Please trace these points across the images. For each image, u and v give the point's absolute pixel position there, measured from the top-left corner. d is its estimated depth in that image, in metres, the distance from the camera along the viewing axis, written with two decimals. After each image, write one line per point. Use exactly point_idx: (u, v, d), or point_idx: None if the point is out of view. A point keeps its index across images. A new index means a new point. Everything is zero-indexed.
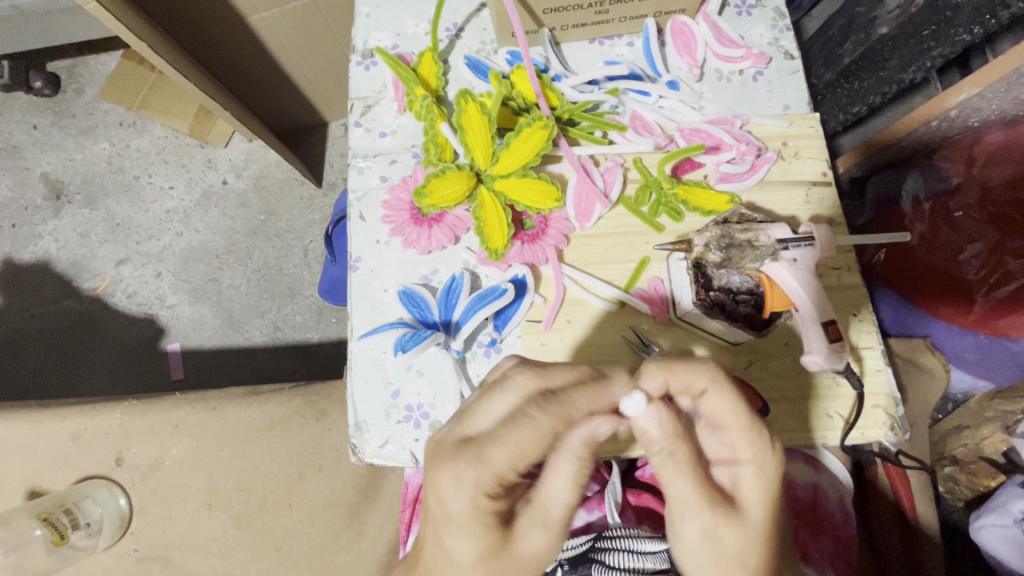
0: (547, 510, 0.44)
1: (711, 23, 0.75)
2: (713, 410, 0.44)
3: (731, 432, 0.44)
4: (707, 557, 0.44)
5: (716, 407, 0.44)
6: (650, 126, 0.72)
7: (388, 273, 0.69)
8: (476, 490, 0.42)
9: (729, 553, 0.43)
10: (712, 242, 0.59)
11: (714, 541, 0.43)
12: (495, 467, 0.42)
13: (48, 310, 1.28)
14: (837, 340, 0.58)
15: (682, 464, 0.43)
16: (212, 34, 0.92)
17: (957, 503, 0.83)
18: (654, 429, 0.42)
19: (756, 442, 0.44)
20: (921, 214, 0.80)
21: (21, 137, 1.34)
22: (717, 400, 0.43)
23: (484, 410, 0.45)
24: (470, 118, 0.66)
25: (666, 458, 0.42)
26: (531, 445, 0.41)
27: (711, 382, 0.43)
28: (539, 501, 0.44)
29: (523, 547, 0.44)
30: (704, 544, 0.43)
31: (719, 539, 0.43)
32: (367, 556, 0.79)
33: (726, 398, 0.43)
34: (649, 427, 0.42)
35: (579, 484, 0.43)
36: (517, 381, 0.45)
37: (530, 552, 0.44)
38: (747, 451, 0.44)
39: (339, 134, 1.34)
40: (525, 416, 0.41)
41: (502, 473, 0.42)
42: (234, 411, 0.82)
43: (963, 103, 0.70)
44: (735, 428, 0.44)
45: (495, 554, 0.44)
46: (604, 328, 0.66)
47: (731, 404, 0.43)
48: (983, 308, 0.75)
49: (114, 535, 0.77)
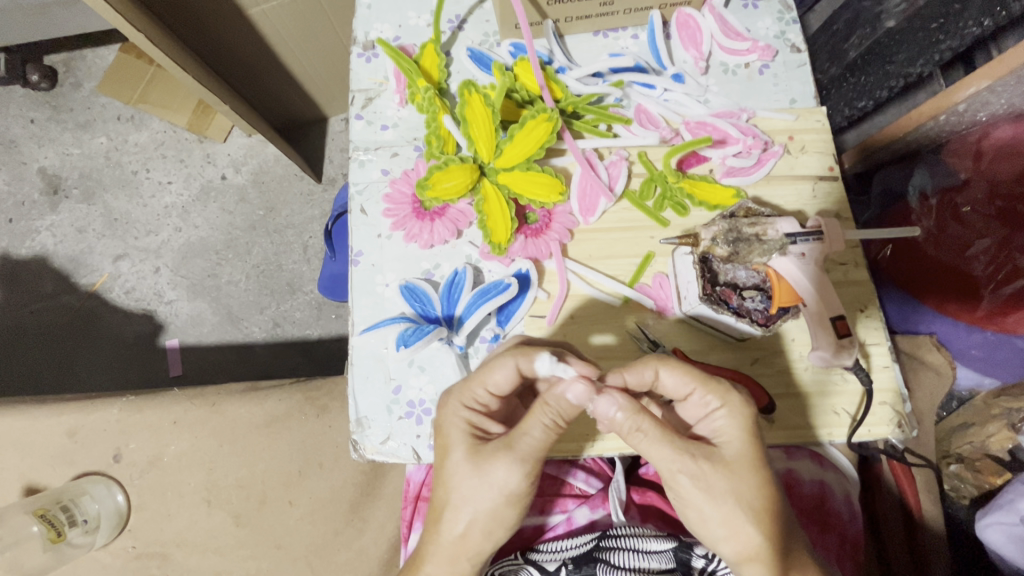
0: (518, 443, 0.49)
1: (717, 14, 0.74)
2: (672, 385, 0.52)
3: (694, 394, 0.51)
4: (703, 498, 0.48)
5: (673, 381, 0.51)
6: (655, 119, 0.71)
7: (389, 268, 0.68)
8: (458, 403, 0.53)
9: (720, 488, 0.48)
10: (718, 236, 0.56)
11: (703, 482, 0.48)
12: (467, 388, 0.52)
13: (46, 305, 1.27)
14: (845, 335, 0.58)
15: (650, 431, 0.48)
16: (210, 27, 0.90)
17: (962, 501, 0.81)
18: (616, 412, 0.48)
19: (717, 390, 0.51)
20: (928, 209, 0.78)
21: (18, 132, 1.33)
22: (672, 376, 0.51)
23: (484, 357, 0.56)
24: (473, 109, 0.66)
25: (638, 433, 0.48)
26: (501, 373, 0.51)
27: (658, 364, 0.51)
28: (512, 432, 0.50)
29: (489, 466, 0.49)
30: (697, 488, 0.48)
31: (706, 480, 0.48)
32: (368, 554, 0.78)
33: (678, 370, 0.51)
34: (612, 412, 0.48)
35: (547, 422, 0.48)
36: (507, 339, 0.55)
37: (492, 475, 0.49)
38: (713, 401, 0.51)
39: (339, 129, 1.33)
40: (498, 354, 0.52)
41: (477, 393, 0.53)
42: (233, 407, 0.81)
43: (972, 97, 0.70)
44: (695, 387, 0.51)
45: (465, 466, 0.50)
46: (608, 323, 0.65)
47: (682, 373, 0.51)
48: (991, 304, 0.74)
49: (111, 532, 0.77)
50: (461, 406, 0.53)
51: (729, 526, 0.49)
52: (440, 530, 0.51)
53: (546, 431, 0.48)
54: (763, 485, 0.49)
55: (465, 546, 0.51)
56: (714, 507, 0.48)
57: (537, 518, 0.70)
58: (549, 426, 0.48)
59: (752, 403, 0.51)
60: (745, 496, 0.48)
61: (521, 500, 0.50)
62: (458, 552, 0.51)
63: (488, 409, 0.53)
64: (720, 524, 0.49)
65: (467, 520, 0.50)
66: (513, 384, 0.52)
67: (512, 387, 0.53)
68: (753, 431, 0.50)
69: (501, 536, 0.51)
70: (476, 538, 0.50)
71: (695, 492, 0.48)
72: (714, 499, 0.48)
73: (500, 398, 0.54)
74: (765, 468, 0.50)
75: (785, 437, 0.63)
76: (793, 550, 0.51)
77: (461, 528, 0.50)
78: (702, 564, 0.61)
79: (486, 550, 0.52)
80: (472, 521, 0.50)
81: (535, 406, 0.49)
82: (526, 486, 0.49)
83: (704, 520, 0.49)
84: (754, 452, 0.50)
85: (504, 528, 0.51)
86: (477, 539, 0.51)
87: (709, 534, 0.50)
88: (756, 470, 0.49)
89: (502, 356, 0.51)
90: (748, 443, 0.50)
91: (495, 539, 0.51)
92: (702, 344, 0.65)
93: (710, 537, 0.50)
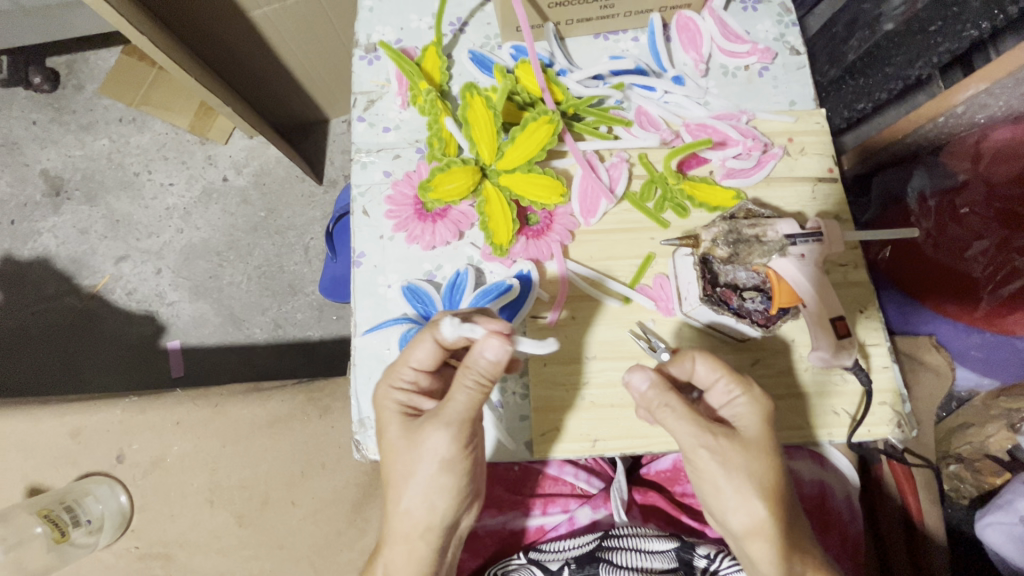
0: (445, 411, 0.51)
1: (716, 17, 0.75)
2: (702, 371, 0.52)
3: (720, 381, 0.52)
4: (720, 472, 0.50)
5: (705, 369, 0.52)
6: (655, 121, 0.71)
7: (392, 269, 0.69)
8: (392, 387, 0.55)
9: (738, 464, 0.50)
10: (718, 238, 0.57)
11: (722, 456, 0.50)
12: (396, 370, 0.55)
13: (48, 307, 1.27)
14: (845, 335, 0.58)
15: (677, 409, 0.50)
16: (213, 30, 0.91)
17: (962, 501, 0.82)
18: (647, 388, 0.51)
19: (743, 378, 0.52)
20: (927, 211, 0.79)
21: (20, 133, 1.33)
22: (706, 364, 0.52)
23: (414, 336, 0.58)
24: (475, 111, 0.66)
25: (666, 410, 0.50)
26: (422, 350, 0.53)
27: (695, 354, 0.52)
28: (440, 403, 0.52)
29: (420, 439, 0.51)
30: (715, 462, 0.50)
31: (727, 455, 0.50)
32: (370, 554, 0.79)
33: (711, 358, 0.52)
34: (643, 387, 0.51)
35: (470, 385, 0.50)
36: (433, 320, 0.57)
37: (423, 447, 0.51)
38: (738, 390, 0.52)
39: (341, 131, 1.33)
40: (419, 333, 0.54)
41: (404, 374, 0.55)
42: (236, 407, 0.82)
43: (971, 99, 0.70)
44: (724, 375, 0.52)
45: (400, 441, 0.53)
46: (609, 324, 0.65)
47: (713, 361, 0.52)
48: (989, 305, 0.75)
49: (114, 532, 0.77)
50: (392, 388, 0.55)
51: (740, 499, 0.50)
52: (391, 507, 0.54)
53: (469, 393, 0.50)
54: (776, 465, 0.51)
55: (414, 522, 0.53)
56: (731, 482, 0.50)
57: (540, 518, 0.71)
58: (473, 388, 0.50)
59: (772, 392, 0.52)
60: (760, 473, 0.50)
61: (458, 467, 0.52)
62: (410, 529, 0.54)
63: (420, 386, 0.56)
64: (733, 498, 0.50)
65: (411, 493, 0.52)
66: (434, 359, 0.54)
67: (436, 360, 0.55)
68: (769, 418, 0.52)
69: (444, 508, 0.53)
70: (421, 513, 0.53)
71: (714, 467, 0.50)
72: (732, 475, 0.50)
73: (430, 374, 0.56)
74: (778, 452, 0.51)
75: (785, 437, 0.63)
76: (798, 538, 0.52)
77: (405, 505, 0.53)
78: (704, 564, 0.62)
79: (436, 524, 0.54)
80: (416, 496, 0.52)
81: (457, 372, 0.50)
82: (461, 452, 0.52)
83: (717, 492, 0.51)
84: (771, 437, 0.52)
85: (448, 501, 0.53)
86: (424, 515, 0.53)
87: (721, 508, 0.52)
88: (770, 451, 0.51)
89: (422, 334, 0.53)
90: (765, 429, 0.51)
91: (442, 513, 0.53)
92: (702, 344, 0.65)
93: (722, 510, 0.52)
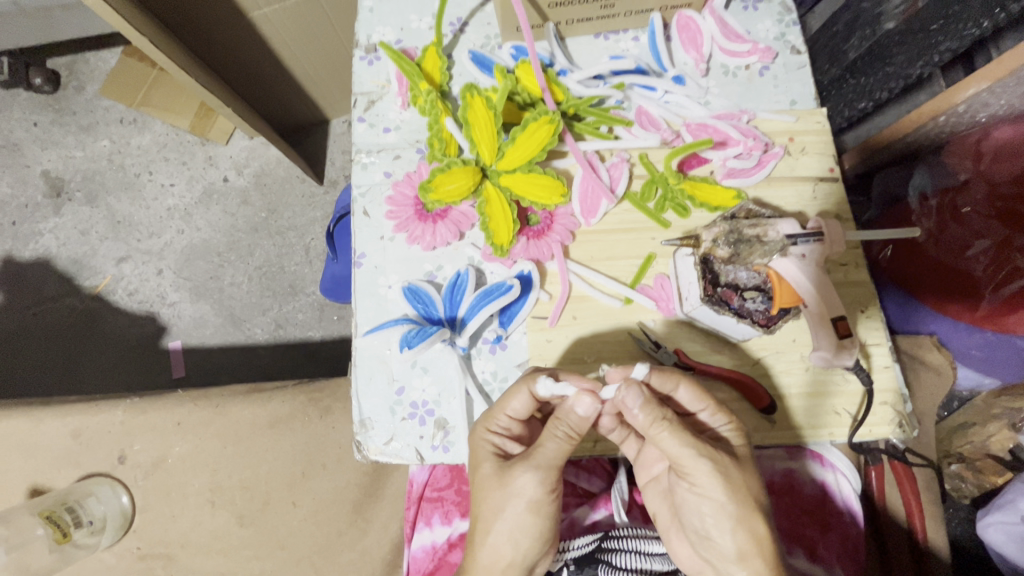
0: (535, 454, 0.51)
1: (717, 17, 0.74)
2: (687, 399, 0.54)
3: (705, 411, 0.54)
4: (721, 485, 0.49)
5: (689, 396, 0.53)
6: (656, 121, 0.71)
7: (392, 270, 0.69)
8: (485, 430, 0.55)
9: (736, 477, 0.50)
10: (719, 237, 0.57)
11: (723, 467, 0.49)
12: (491, 415, 0.55)
13: (50, 307, 1.27)
14: (846, 335, 0.58)
15: (671, 423, 0.49)
16: (214, 30, 0.91)
17: (963, 501, 0.83)
18: (639, 407, 0.48)
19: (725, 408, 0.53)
20: (928, 210, 0.79)
21: (21, 135, 1.33)
22: (690, 391, 0.53)
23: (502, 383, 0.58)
24: (476, 112, 0.66)
25: (662, 425, 0.49)
26: (518, 400, 0.53)
27: (680, 379, 0.53)
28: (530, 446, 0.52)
29: (512, 480, 0.51)
30: (717, 473, 0.49)
31: (726, 467, 0.49)
32: (371, 554, 0.79)
33: (694, 388, 0.53)
34: (637, 407, 0.48)
35: (559, 435, 0.50)
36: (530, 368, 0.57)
37: (514, 488, 0.51)
38: (722, 420, 0.53)
39: (341, 131, 1.33)
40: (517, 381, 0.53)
41: (499, 420, 0.54)
42: (237, 408, 0.82)
43: (972, 98, 0.70)
44: (709, 406, 0.53)
45: (492, 482, 0.52)
46: (609, 323, 0.66)
47: (696, 391, 0.53)
48: (990, 305, 0.75)
49: (116, 533, 0.77)
50: (487, 431, 0.55)
51: (737, 516, 0.49)
52: (475, 546, 0.53)
53: (560, 442, 0.50)
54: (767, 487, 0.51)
55: (497, 557, 0.52)
56: (732, 497, 0.49)
57: None
58: (563, 438, 0.50)
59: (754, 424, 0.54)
60: (755, 489, 0.50)
61: (543, 508, 0.51)
62: (493, 564, 0.52)
63: (512, 432, 0.56)
64: (733, 515, 0.49)
65: (498, 531, 0.51)
66: (530, 408, 0.54)
67: (530, 410, 0.54)
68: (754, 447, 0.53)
69: (528, 548, 0.52)
70: (505, 549, 0.52)
71: (715, 478, 0.49)
72: (731, 487, 0.49)
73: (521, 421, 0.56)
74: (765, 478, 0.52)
75: (787, 438, 0.64)
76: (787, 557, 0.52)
77: (492, 540, 0.52)
78: None
79: (517, 563, 0.52)
80: (504, 534, 0.51)
81: (549, 421, 0.51)
82: (548, 494, 0.51)
83: (714, 510, 0.50)
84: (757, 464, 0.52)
85: (531, 540, 0.52)
86: (508, 551, 0.52)
87: (716, 528, 0.50)
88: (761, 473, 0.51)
89: (519, 384, 0.53)
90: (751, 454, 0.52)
91: (525, 550, 0.52)
92: (703, 344, 0.65)
93: (718, 530, 0.50)
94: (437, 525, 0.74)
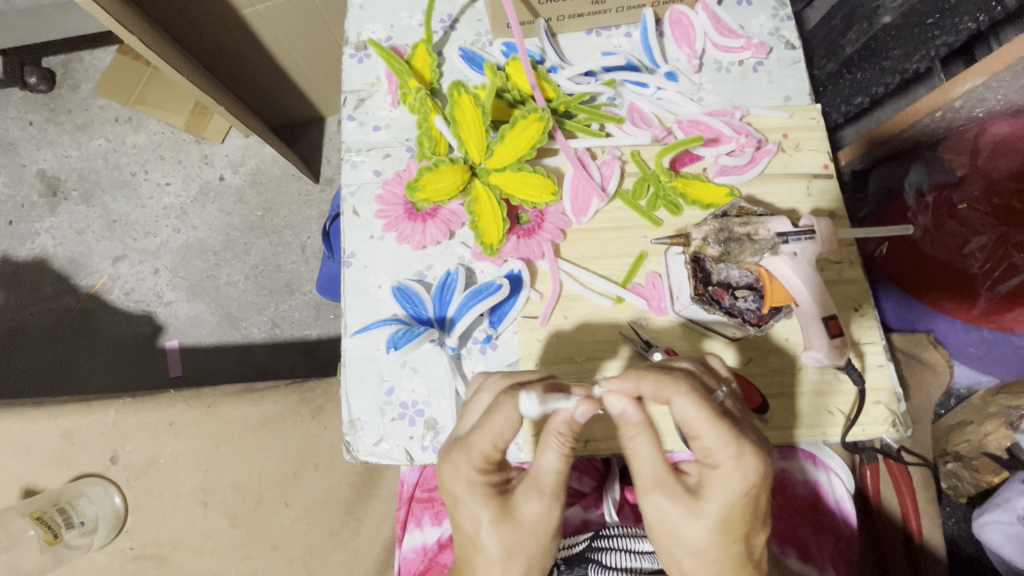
0: (540, 477, 0.49)
1: (710, 12, 0.73)
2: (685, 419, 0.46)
3: (706, 438, 0.46)
4: (659, 523, 0.49)
5: (686, 413, 0.46)
6: (648, 118, 0.70)
7: (382, 269, 0.68)
8: (469, 469, 0.49)
9: (676, 527, 0.48)
10: (710, 236, 0.56)
11: (673, 509, 0.48)
12: (472, 450, 0.49)
13: (46, 307, 1.27)
14: (838, 335, 0.57)
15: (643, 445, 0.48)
16: (205, 27, 0.90)
17: (960, 499, 0.83)
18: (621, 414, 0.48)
19: (726, 447, 0.46)
20: (924, 206, 0.78)
21: (17, 134, 1.33)
22: (688, 407, 0.46)
23: (471, 410, 0.52)
24: (462, 110, 0.64)
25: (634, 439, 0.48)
26: (502, 430, 0.47)
27: (677, 392, 0.46)
28: (533, 470, 0.49)
29: (523, 515, 0.48)
30: (658, 513, 0.49)
31: (667, 514, 0.48)
32: (364, 554, 0.79)
33: (696, 409, 0.45)
34: (619, 409, 0.48)
35: (563, 452, 0.48)
36: (492, 381, 0.52)
37: (529, 521, 0.48)
38: (717, 454, 0.46)
39: (336, 129, 1.33)
40: (499, 405, 0.47)
41: (481, 455, 0.49)
42: (230, 408, 0.81)
43: (968, 94, 0.69)
44: (706, 435, 0.46)
45: (500, 523, 0.48)
46: (598, 322, 0.65)
47: (698, 411, 0.45)
48: (988, 302, 0.75)
49: (108, 534, 0.77)
50: (471, 468, 0.49)
51: (669, 554, 0.50)
52: None
53: (564, 459, 0.48)
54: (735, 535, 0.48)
55: None
56: (662, 537, 0.49)
57: None
58: (562, 453, 0.48)
59: (760, 461, 0.46)
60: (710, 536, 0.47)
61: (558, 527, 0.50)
62: None
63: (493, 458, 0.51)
64: (666, 552, 0.50)
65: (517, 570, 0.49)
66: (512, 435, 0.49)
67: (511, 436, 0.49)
68: (744, 493, 0.46)
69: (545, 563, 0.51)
70: None
71: (655, 517, 0.49)
72: (669, 531, 0.49)
73: None
74: (735, 526, 0.47)
75: (778, 437, 0.63)
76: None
77: None
78: None
79: None
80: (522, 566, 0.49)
81: (544, 439, 0.48)
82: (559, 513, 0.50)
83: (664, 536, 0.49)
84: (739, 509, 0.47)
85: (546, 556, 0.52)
86: None
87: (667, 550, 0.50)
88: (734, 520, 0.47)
89: (498, 412, 0.47)
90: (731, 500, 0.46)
91: None
92: (696, 344, 0.64)
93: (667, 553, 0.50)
94: (428, 525, 0.73)
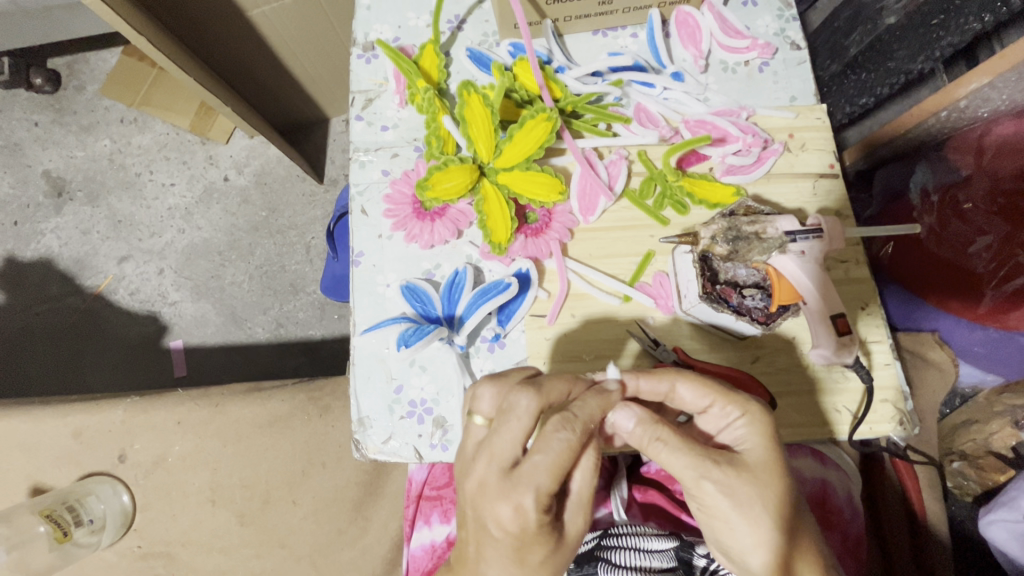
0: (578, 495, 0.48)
1: (716, 13, 0.74)
2: (689, 398, 0.51)
3: (714, 406, 0.50)
4: (729, 506, 0.46)
5: (691, 395, 0.51)
6: (654, 118, 0.71)
7: (390, 268, 0.69)
8: (533, 511, 0.43)
9: (745, 493, 0.46)
10: (718, 234, 0.56)
11: (726, 488, 0.46)
12: (545, 490, 0.43)
13: (52, 307, 1.27)
14: (846, 333, 0.57)
15: (671, 441, 0.47)
16: (212, 28, 0.90)
17: (966, 499, 0.84)
18: (633, 426, 0.47)
19: (737, 399, 0.49)
20: (929, 206, 0.79)
21: (22, 135, 1.33)
22: (690, 389, 0.50)
23: (503, 437, 0.45)
24: (471, 110, 0.65)
25: (658, 445, 0.47)
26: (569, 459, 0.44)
27: (675, 377, 0.50)
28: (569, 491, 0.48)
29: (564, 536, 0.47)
30: (721, 494, 0.46)
31: (731, 485, 0.46)
32: (371, 552, 0.79)
33: (692, 385, 0.50)
34: (630, 425, 0.47)
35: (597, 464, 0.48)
36: (523, 404, 0.45)
37: (568, 540, 0.47)
38: (734, 412, 0.49)
39: (340, 130, 1.33)
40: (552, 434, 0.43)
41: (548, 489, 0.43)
42: (237, 407, 0.82)
43: (974, 93, 0.69)
44: (715, 397, 0.50)
45: (552, 551, 0.46)
46: (606, 320, 0.65)
47: (697, 386, 0.50)
48: (994, 300, 0.74)
49: (117, 532, 0.77)
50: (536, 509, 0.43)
51: (755, 534, 0.46)
52: None
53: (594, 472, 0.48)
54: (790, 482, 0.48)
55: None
56: (743, 517, 0.45)
57: None
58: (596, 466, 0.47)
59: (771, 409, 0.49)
60: (773, 500, 0.46)
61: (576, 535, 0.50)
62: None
63: None
64: (751, 533, 0.46)
65: None
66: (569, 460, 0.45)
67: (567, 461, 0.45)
68: (775, 438, 0.49)
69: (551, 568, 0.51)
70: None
71: (720, 499, 0.46)
72: (741, 505, 0.46)
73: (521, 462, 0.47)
74: (786, 474, 0.48)
75: (788, 436, 0.63)
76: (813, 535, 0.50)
77: None
78: (704, 564, 0.60)
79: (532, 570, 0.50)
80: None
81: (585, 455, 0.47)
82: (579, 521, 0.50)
83: (730, 527, 0.46)
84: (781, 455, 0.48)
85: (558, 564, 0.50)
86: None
87: (736, 545, 0.47)
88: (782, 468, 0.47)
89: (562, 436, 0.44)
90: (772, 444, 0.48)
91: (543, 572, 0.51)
92: (702, 343, 0.65)
93: (736, 547, 0.47)
94: (436, 524, 0.74)
